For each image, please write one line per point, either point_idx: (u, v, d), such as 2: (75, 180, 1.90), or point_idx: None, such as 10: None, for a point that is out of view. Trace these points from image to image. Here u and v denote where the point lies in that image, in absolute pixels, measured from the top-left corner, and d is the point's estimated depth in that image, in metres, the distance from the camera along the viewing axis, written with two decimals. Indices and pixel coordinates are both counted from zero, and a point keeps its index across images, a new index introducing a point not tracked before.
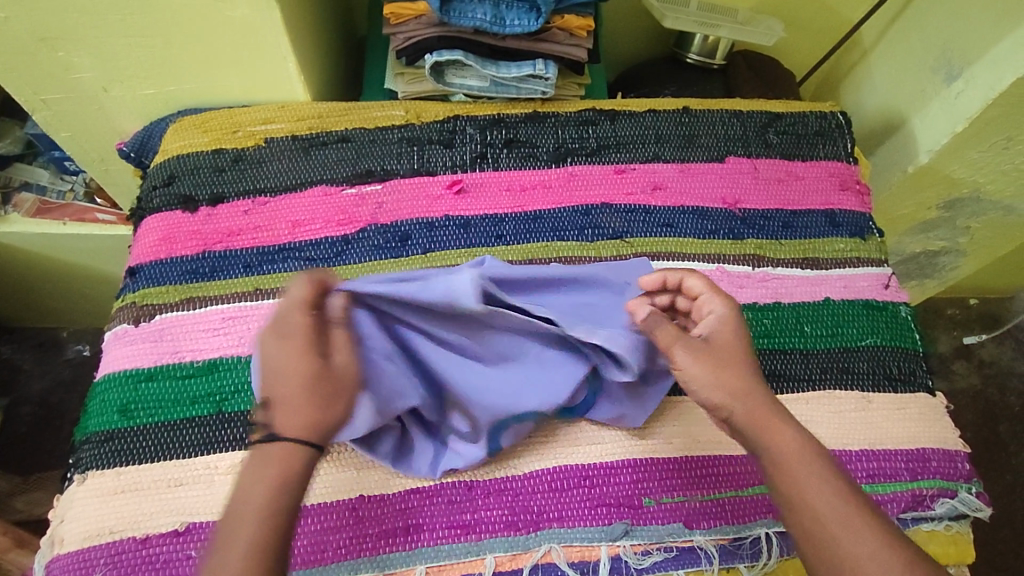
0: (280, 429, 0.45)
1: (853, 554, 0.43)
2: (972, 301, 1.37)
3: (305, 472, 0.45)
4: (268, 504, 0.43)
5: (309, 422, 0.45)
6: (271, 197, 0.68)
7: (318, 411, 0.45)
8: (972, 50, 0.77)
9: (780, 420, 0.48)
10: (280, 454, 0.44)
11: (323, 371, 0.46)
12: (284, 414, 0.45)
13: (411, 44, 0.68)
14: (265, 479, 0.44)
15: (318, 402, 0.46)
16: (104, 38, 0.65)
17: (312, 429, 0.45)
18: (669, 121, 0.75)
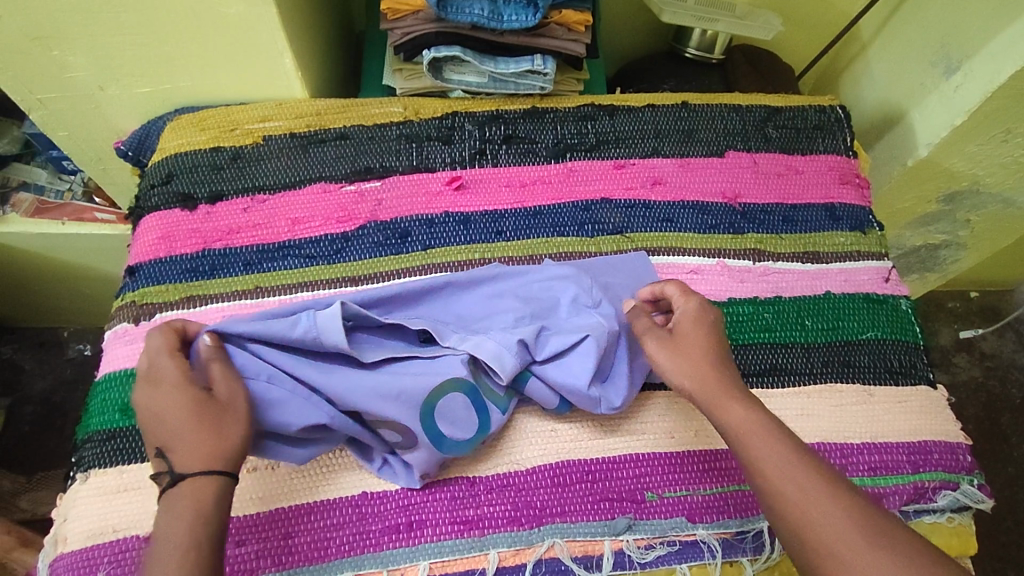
0: (179, 466, 0.45)
1: (814, 518, 0.44)
2: (973, 294, 1.37)
3: (220, 497, 0.45)
4: (194, 529, 0.43)
5: (209, 449, 0.45)
6: (270, 195, 0.67)
7: (214, 437, 0.46)
8: (971, 43, 0.77)
9: (732, 398, 0.51)
10: (191, 485, 0.44)
11: (206, 401, 0.47)
12: (178, 452, 0.45)
13: (409, 40, 0.68)
14: (187, 505, 0.44)
15: (212, 427, 0.46)
16: (100, 37, 0.65)
17: (216, 454, 0.45)
18: (668, 116, 0.75)
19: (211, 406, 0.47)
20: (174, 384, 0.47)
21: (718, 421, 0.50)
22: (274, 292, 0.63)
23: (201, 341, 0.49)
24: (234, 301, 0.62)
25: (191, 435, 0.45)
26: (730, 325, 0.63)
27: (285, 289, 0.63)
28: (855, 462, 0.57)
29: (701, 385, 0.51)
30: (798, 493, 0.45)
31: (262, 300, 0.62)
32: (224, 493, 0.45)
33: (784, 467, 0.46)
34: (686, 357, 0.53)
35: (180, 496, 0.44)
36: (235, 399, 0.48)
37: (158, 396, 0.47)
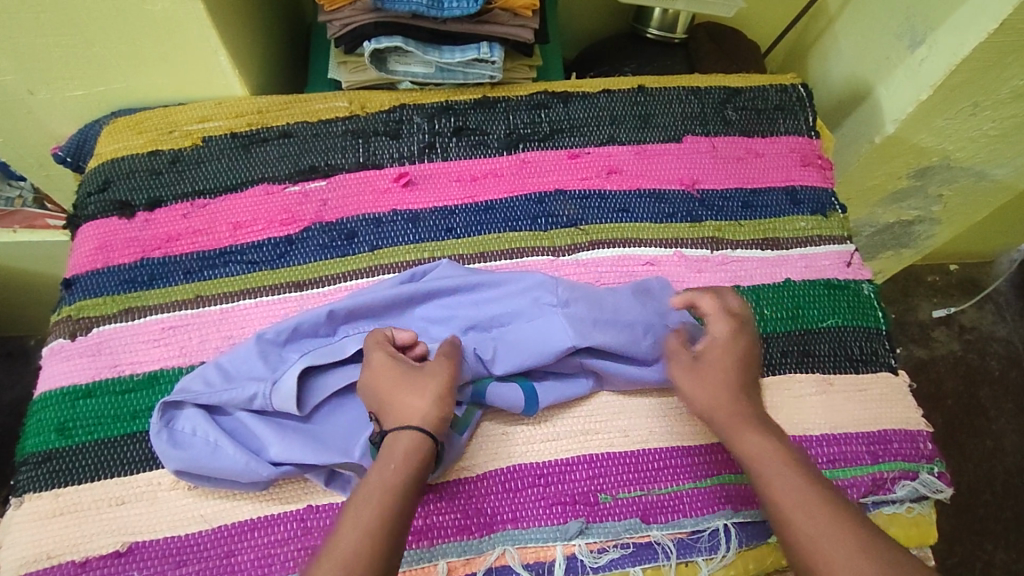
0: (395, 424, 0.49)
1: (825, 550, 0.43)
2: (953, 267, 1.36)
3: (418, 456, 0.47)
4: (389, 486, 0.45)
5: (417, 410, 0.49)
6: (211, 199, 0.65)
7: (425, 402, 0.49)
8: (935, 14, 0.75)
9: (754, 428, 0.50)
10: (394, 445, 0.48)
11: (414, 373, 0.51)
12: (398, 411, 0.49)
13: (348, 31, 0.65)
14: (386, 458, 0.47)
15: (425, 394, 0.50)
16: (20, 40, 0.61)
17: (424, 416, 0.49)
18: (624, 102, 0.72)
19: (420, 373, 0.51)
20: (381, 360, 0.52)
21: (733, 446, 0.50)
22: (217, 300, 0.61)
23: (157, 419, 0.52)
24: (175, 311, 0.60)
25: (405, 395, 0.50)
26: None
27: (227, 297, 0.61)
28: (813, 455, 0.56)
29: (721, 403, 0.52)
30: (816, 520, 0.44)
31: (203, 309, 0.60)
32: (423, 454, 0.47)
33: (804, 496, 0.45)
34: (714, 374, 0.53)
35: (391, 446, 0.48)
36: (440, 372, 0.51)
37: (369, 373, 0.52)
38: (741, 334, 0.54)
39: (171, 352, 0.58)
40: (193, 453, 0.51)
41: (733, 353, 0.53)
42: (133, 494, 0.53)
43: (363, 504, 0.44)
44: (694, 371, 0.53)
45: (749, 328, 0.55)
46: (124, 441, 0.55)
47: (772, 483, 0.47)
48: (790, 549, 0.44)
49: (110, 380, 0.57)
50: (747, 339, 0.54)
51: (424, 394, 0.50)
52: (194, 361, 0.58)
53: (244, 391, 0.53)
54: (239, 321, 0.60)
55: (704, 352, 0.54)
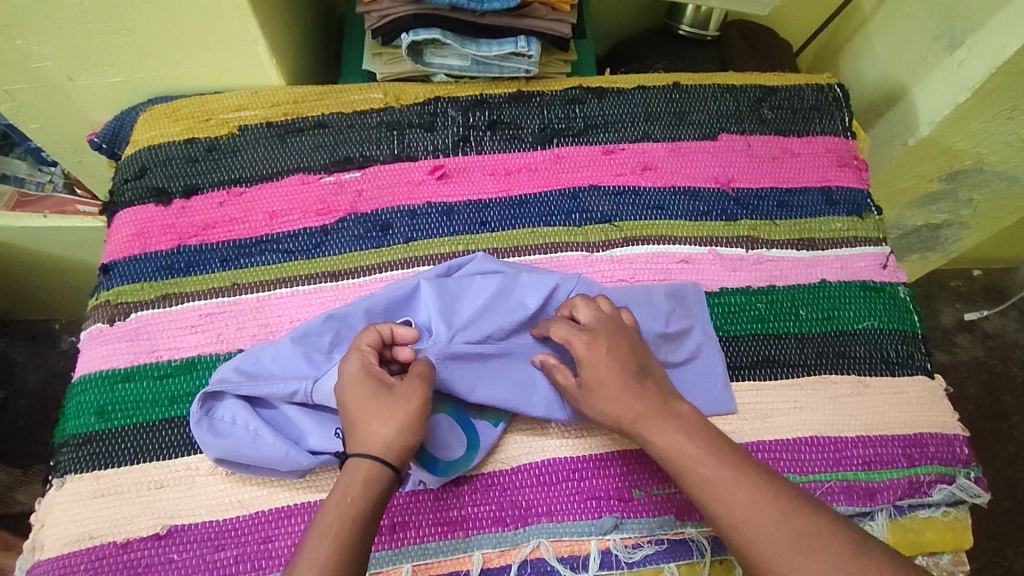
0: (357, 449, 0.47)
1: (751, 533, 0.45)
2: (976, 272, 1.34)
3: (379, 488, 0.46)
4: (346, 519, 0.44)
5: (382, 437, 0.47)
6: (247, 187, 0.65)
7: (391, 431, 0.47)
8: (975, 17, 0.74)
9: (664, 421, 0.50)
10: (349, 471, 0.46)
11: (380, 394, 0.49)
12: (362, 434, 0.47)
13: (387, 23, 0.65)
14: (345, 486, 0.45)
15: (389, 417, 0.48)
16: (61, 25, 0.62)
17: (387, 447, 0.47)
18: (660, 98, 0.72)
19: (391, 397, 0.48)
20: (354, 374, 0.50)
21: (648, 445, 0.50)
22: (253, 289, 0.61)
23: (195, 410, 0.53)
24: (211, 299, 0.60)
25: (370, 418, 0.48)
26: (720, 317, 0.61)
27: (264, 285, 0.61)
28: (847, 456, 0.56)
29: (625, 411, 0.51)
30: (738, 508, 0.46)
31: (240, 297, 0.61)
32: (381, 487, 0.46)
33: (728, 482, 0.47)
34: (603, 393, 0.51)
35: (350, 475, 0.46)
36: (411, 396, 0.49)
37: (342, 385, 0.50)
38: (601, 341, 0.52)
39: (208, 339, 0.59)
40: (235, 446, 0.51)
41: (610, 356, 0.52)
42: (172, 478, 0.53)
43: (318, 542, 0.43)
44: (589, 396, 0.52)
45: (615, 324, 0.54)
46: (163, 425, 0.55)
47: (692, 475, 0.48)
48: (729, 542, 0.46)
49: (149, 365, 0.57)
50: (609, 339, 0.53)
51: (393, 421, 0.47)
52: (230, 349, 0.59)
53: (283, 387, 0.53)
54: (274, 309, 0.60)
55: (586, 375, 0.52)
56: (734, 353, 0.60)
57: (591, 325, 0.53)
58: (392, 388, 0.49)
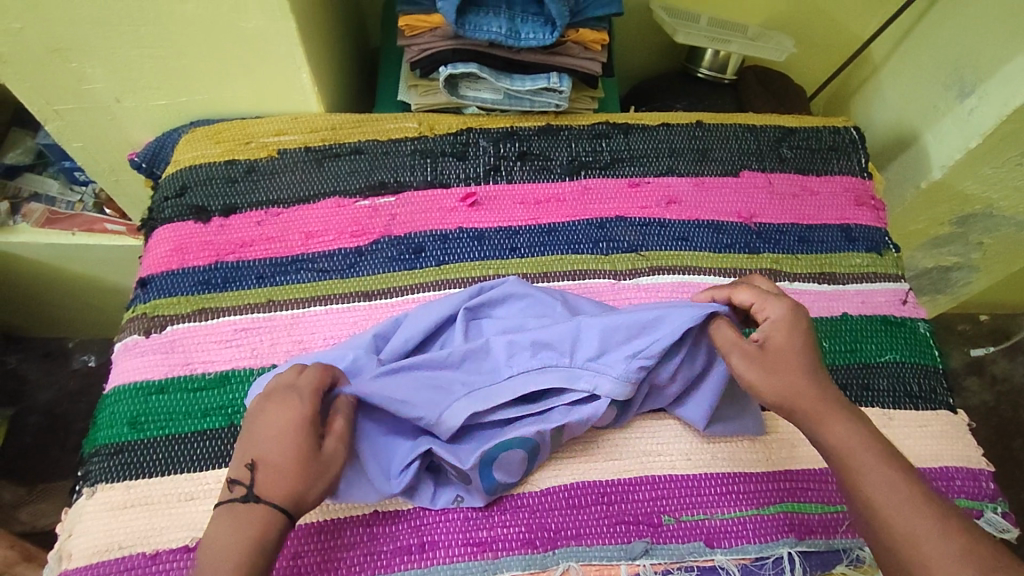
0: (258, 492, 0.46)
1: (909, 537, 0.43)
2: (983, 317, 1.36)
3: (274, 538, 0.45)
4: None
5: (287, 491, 0.46)
6: (284, 209, 0.67)
7: (305, 487, 0.47)
8: (985, 68, 0.77)
9: (838, 414, 0.49)
10: (250, 515, 0.45)
11: (313, 449, 0.48)
12: (270, 481, 0.46)
13: (426, 56, 0.68)
14: (241, 537, 0.44)
15: (303, 472, 0.47)
16: (118, 48, 0.66)
17: (296, 501, 0.46)
18: (683, 135, 0.75)
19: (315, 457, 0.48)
20: (296, 413, 0.48)
21: (820, 436, 0.49)
22: (287, 306, 0.62)
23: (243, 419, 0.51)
24: (247, 314, 0.62)
25: (281, 468, 0.46)
26: None
27: (297, 303, 0.62)
28: None
29: (801, 394, 0.50)
30: (898, 511, 0.44)
31: (275, 314, 0.62)
32: (274, 541, 0.45)
33: (885, 480, 0.46)
34: (789, 362, 0.51)
35: (244, 519, 0.45)
36: (335, 461, 0.49)
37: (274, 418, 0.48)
38: (797, 316, 0.53)
39: (242, 354, 0.60)
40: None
41: (804, 340, 0.52)
42: (202, 491, 0.53)
43: None
44: (763, 362, 0.51)
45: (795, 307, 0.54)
46: (195, 437, 0.56)
47: (855, 469, 0.47)
48: (878, 543, 0.45)
49: (182, 378, 0.58)
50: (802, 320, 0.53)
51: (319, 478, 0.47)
52: (264, 363, 0.59)
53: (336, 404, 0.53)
54: (308, 326, 0.62)
55: (768, 341, 0.52)
56: None
57: (759, 299, 0.55)
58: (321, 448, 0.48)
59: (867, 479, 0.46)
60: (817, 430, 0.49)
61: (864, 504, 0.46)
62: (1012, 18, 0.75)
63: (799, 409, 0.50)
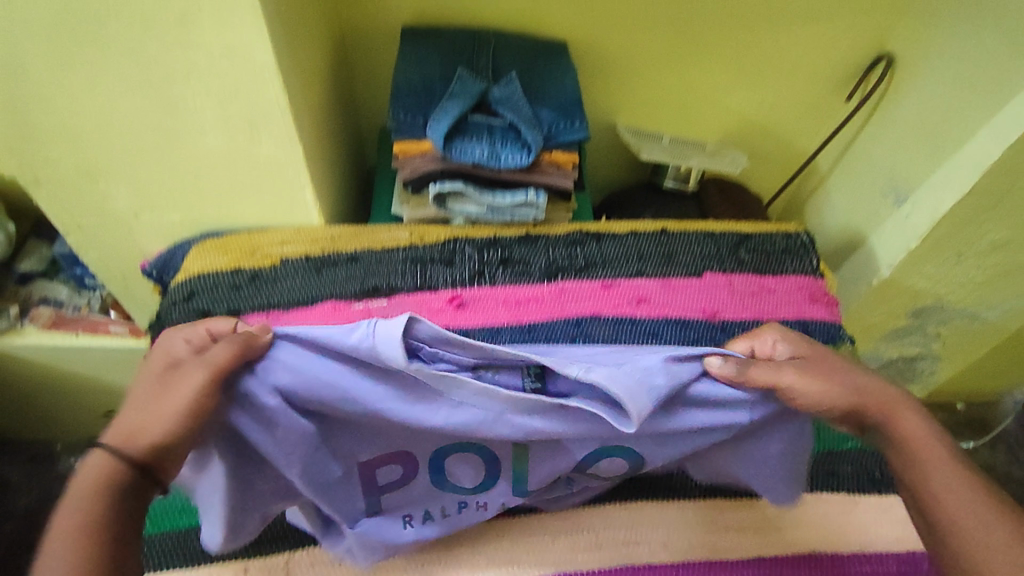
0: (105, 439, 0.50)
1: (964, 522, 0.50)
2: (959, 406, 1.39)
3: (108, 475, 0.47)
4: (80, 519, 0.45)
5: (131, 431, 0.50)
6: (283, 312, 0.73)
7: (150, 425, 0.50)
8: (914, 180, 0.87)
9: (910, 411, 0.57)
10: (94, 463, 0.48)
11: (167, 383, 0.52)
12: (121, 426, 0.51)
13: (416, 176, 0.77)
14: (82, 485, 0.47)
15: (151, 410, 0.51)
16: (142, 172, 0.74)
17: (138, 438, 0.49)
18: (650, 242, 0.82)
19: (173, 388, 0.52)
20: (169, 367, 0.54)
21: (887, 427, 0.57)
22: None
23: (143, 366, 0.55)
24: None
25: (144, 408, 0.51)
26: None
27: None
28: None
29: (874, 388, 0.58)
30: (957, 497, 0.51)
31: None
32: (115, 479, 0.47)
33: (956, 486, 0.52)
34: (828, 367, 0.59)
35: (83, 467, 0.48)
36: (183, 390, 0.51)
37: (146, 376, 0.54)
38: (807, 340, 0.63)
39: None
40: (215, 523, 0.60)
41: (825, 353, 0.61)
42: None
43: (53, 545, 0.44)
44: (806, 368, 0.58)
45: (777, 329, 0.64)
46: None
47: (919, 458, 0.54)
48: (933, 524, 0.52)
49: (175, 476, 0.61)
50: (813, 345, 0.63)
51: (177, 403, 0.51)
52: None
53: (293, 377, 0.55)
54: None
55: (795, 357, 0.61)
56: None
57: (759, 334, 0.65)
58: (174, 381, 0.52)
59: (930, 471, 0.53)
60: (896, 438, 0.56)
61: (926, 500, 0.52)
62: (929, 138, 0.86)
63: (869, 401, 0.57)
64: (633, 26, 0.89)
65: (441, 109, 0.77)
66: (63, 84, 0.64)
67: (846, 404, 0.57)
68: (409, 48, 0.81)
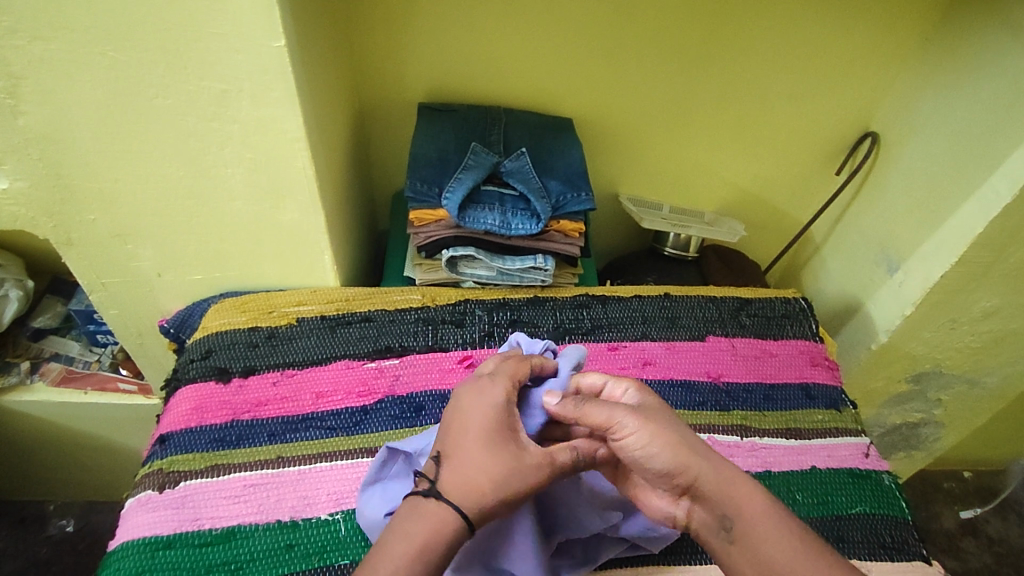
0: (441, 485, 0.49)
1: None
2: (966, 474, 1.37)
3: (445, 539, 0.46)
4: (409, 558, 0.44)
5: (468, 486, 0.48)
6: (298, 370, 0.75)
7: (488, 485, 0.48)
8: (904, 250, 0.91)
9: (770, 530, 0.48)
10: (438, 507, 0.47)
11: (506, 436, 0.52)
12: (457, 470, 0.49)
13: (431, 242, 0.81)
14: (421, 526, 0.46)
15: (491, 468, 0.49)
16: (169, 235, 0.78)
17: (476, 499, 0.48)
18: (653, 306, 0.85)
19: (514, 454, 0.51)
20: (491, 395, 0.54)
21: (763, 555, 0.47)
22: (294, 461, 0.67)
23: (496, 391, 0.55)
24: (257, 470, 0.66)
25: (471, 467, 0.49)
26: None
27: (306, 459, 0.67)
28: None
29: (714, 472, 0.50)
30: None
31: (282, 469, 0.66)
32: (449, 540, 0.46)
33: (801, 570, 0.46)
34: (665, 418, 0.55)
35: (424, 513, 0.47)
36: (525, 467, 0.50)
37: (477, 400, 0.54)
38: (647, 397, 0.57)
39: (249, 509, 0.63)
40: None
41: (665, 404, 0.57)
42: None
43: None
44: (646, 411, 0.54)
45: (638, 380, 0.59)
46: None
47: None
48: None
49: (190, 533, 0.61)
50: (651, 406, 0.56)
51: (500, 479, 0.49)
52: (269, 519, 0.63)
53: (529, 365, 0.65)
54: (314, 482, 0.66)
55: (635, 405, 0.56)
56: None
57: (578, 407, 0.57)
58: (518, 447, 0.51)
59: None
60: (749, 537, 0.48)
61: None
62: (916, 212, 0.89)
63: (701, 477, 0.50)
64: (634, 104, 0.96)
65: (456, 180, 0.82)
66: (105, 152, 0.68)
67: (672, 467, 0.51)
68: (427, 122, 0.88)
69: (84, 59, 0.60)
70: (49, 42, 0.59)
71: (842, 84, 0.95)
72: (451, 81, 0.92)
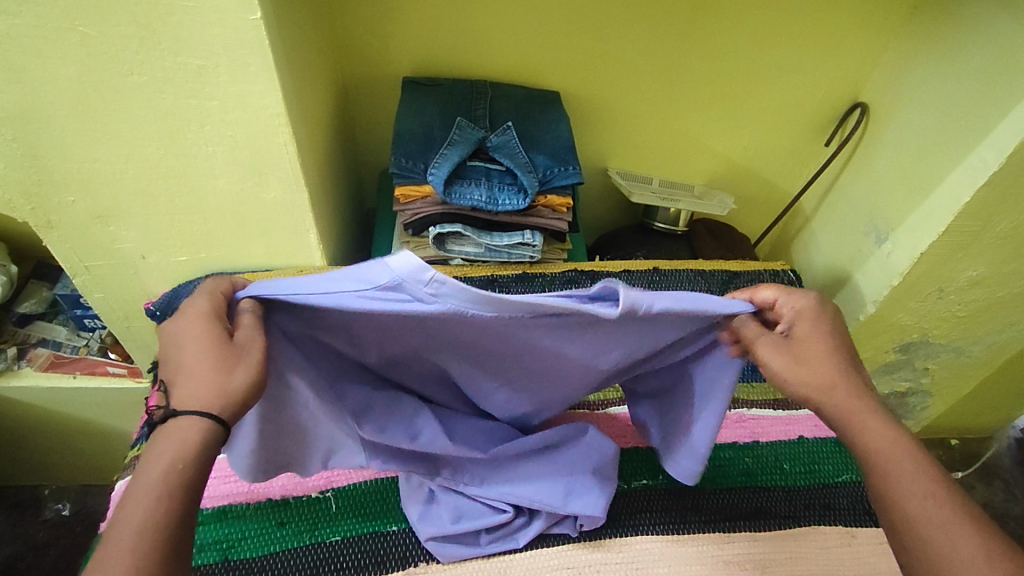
0: (175, 403, 0.44)
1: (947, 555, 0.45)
2: (953, 442, 1.39)
3: (197, 441, 0.43)
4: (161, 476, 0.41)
5: (201, 392, 0.44)
6: None
7: (216, 378, 0.44)
8: (892, 220, 0.91)
9: (894, 445, 0.50)
10: (175, 425, 0.43)
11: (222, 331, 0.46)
12: (182, 387, 0.44)
13: (418, 219, 0.81)
14: (162, 455, 0.41)
15: (215, 363, 0.44)
16: (151, 217, 0.77)
17: (209, 398, 0.43)
18: (642, 280, 0.85)
19: (233, 343, 0.45)
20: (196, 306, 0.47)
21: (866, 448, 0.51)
22: None
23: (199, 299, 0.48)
24: None
25: (192, 371, 0.44)
26: (710, 470, 0.70)
27: None
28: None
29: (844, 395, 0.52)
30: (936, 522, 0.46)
31: None
32: (201, 444, 0.43)
33: (917, 496, 0.48)
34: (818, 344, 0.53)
35: (168, 435, 0.43)
36: (251, 346, 0.46)
37: (183, 317, 0.47)
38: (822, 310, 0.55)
39: (239, 489, 0.63)
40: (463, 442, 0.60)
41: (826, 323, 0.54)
42: None
43: (135, 506, 0.39)
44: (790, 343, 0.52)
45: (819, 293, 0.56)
46: None
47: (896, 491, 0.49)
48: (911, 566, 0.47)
49: None
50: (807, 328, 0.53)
51: (220, 370, 0.44)
52: (260, 497, 0.63)
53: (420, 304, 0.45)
54: None
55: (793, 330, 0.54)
56: (729, 504, 0.67)
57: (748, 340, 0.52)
58: (230, 336, 0.46)
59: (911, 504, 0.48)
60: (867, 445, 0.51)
61: (901, 520, 0.48)
62: (904, 182, 0.89)
63: (827, 399, 0.52)
64: (622, 77, 0.95)
65: (441, 156, 0.80)
66: (81, 131, 0.67)
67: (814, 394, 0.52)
68: (411, 96, 0.86)
69: (54, 33, 0.58)
70: (16, 18, 0.57)
71: (831, 54, 0.94)
72: (435, 55, 0.90)
